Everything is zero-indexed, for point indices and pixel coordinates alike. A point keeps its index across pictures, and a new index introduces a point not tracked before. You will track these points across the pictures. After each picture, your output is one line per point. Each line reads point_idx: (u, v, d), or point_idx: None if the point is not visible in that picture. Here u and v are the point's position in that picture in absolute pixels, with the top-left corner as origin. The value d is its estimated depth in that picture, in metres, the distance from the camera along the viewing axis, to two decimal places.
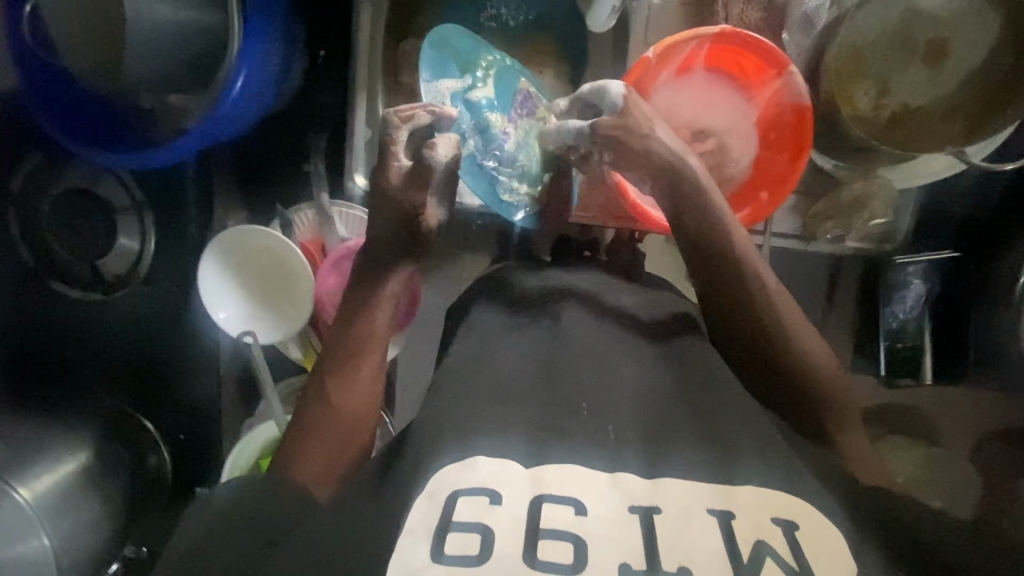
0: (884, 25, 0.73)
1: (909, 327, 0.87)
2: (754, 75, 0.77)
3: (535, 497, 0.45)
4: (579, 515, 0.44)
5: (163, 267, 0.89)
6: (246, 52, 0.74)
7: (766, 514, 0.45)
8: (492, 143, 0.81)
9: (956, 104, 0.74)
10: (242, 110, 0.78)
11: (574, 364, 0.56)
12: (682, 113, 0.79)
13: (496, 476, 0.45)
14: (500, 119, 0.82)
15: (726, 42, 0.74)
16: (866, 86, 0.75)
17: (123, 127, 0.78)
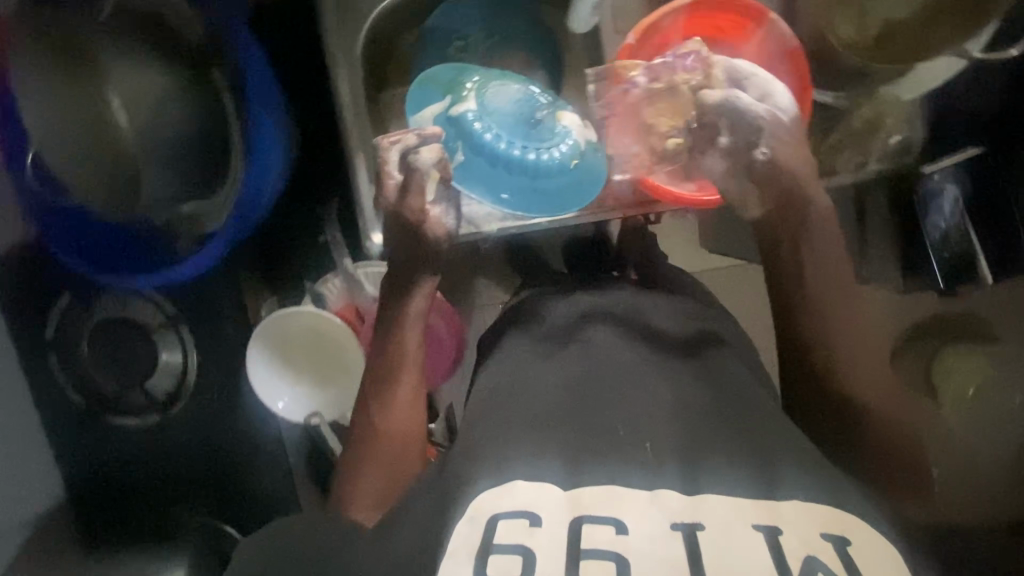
0: None
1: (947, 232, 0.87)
2: (735, 34, 0.78)
3: (574, 518, 0.45)
4: (620, 534, 0.44)
5: (206, 373, 0.89)
6: (259, 135, 0.76)
7: (815, 529, 0.46)
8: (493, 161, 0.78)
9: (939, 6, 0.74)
10: (253, 200, 0.79)
11: (604, 381, 0.58)
12: None
13: (534, 500, 0.47)
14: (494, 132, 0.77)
15: (703, 10, 0.77)
16: (844, 19, 0.76)
17: (142, 246, 0.80)
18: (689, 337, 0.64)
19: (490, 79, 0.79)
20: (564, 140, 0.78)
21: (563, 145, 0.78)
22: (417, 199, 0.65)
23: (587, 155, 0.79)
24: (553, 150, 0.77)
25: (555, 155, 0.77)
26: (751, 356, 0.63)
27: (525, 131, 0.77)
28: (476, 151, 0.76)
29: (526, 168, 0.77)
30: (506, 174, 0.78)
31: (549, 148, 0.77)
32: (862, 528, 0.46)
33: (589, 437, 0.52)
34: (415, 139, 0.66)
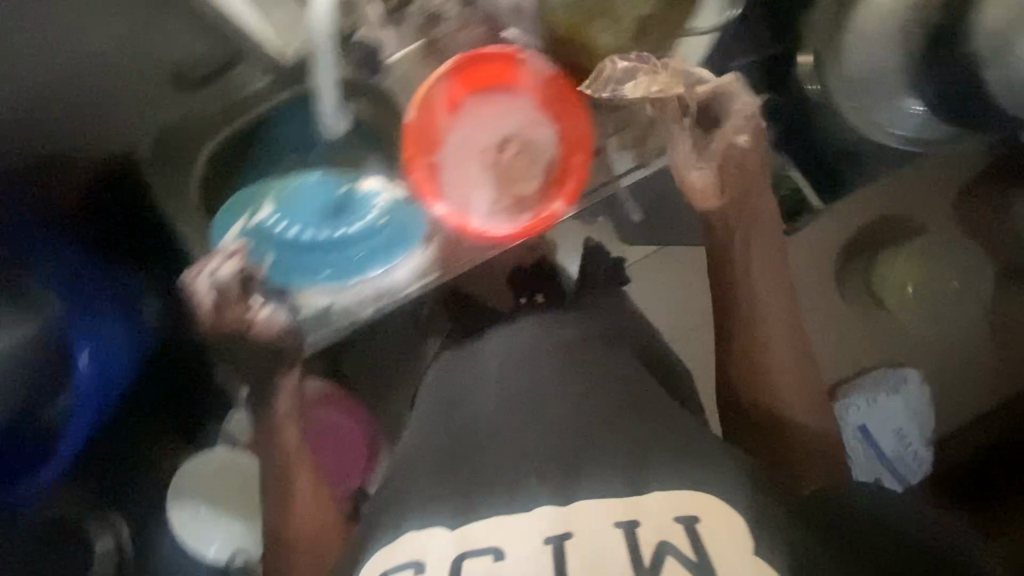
0: None
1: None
2: (498, 78, 0.84)
3: (458, 555, 0.56)
4: (496, 560, 0.55)
5: (153, 522, 0.99)
6: (94, 334, 0.87)
7: (671, 518, 0.55)
8: (310, 250, 0.88)
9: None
10: (115, 375, 0.89)
11: (536, 397, 0.70)
12: (470, 142, 0.87)
13: (419, 550, 0.59)
14: (298, 226, 0.87)
15: (464, 65, 0.83)
16: (605, 27, 0.81)
17: (22, 454, 0.85)
18: (582, 337, 0.78)
19: (287, 179, 0.89)
20: (369, 209, 0.89)
21: (368, 212, 0.89)
22: (237, 309, 0.79)
23: (393, 213, 0.89)
24: (363, 221, 0.89)
25: (364, 224, 0.89)
26: (614, 337, 0.82)
27: (331, 215, 0.88)
28: (290, 249, 0.87)
29: (342, 245, 0.88)
30: (322, 258, 0.88)
31: (356, 221, 0.89)
32: (727, 522, 0.54)
33: (496, 455, 0.65)
34: (206, 263, 0.77)
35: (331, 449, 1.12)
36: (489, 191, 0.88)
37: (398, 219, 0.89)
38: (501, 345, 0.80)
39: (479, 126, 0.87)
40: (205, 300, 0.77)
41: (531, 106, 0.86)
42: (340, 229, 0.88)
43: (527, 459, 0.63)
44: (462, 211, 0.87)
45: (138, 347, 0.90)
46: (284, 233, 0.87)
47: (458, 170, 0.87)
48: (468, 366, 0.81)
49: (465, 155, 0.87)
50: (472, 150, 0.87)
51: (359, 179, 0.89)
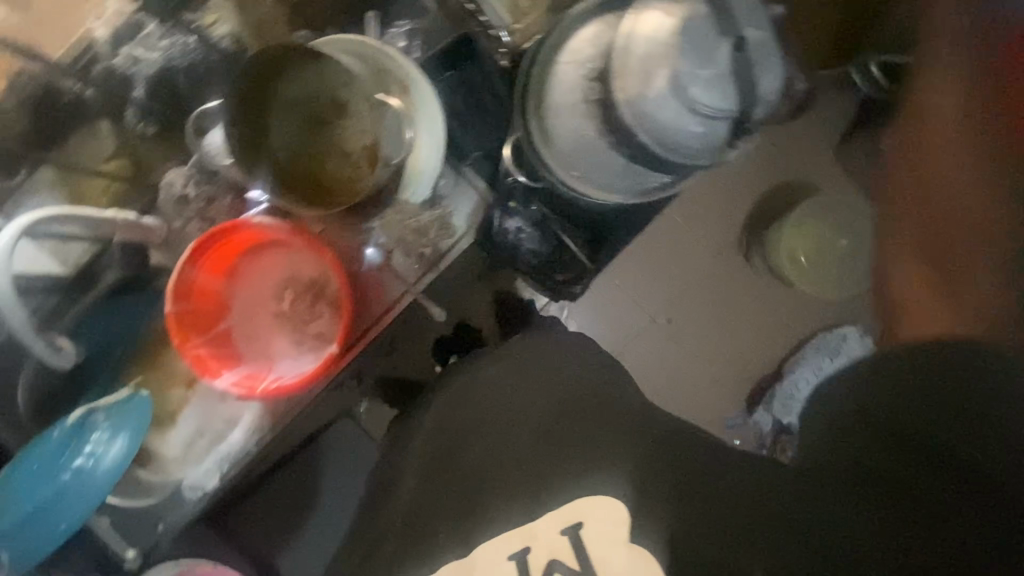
0: (285, 138, 0.84)
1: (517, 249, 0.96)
2: (249, 240, 0.87)
3: None
4: None
5: None
6: None
7: (559, 532, 0.62)
8: (50, 515, 0.83)
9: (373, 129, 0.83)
10: None
11: (471, 430, 0.73)
12: (250, 301, 0.90)
13: None
14: (21, 502, 0.83)
15: (215, 237, 0.82)
16: (338, 161, 0.83)
17: None
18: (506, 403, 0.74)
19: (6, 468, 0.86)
20: (85, 442, 0.85)
21: (84, 444, 0.85)
22: None
23: (112, 433, 0.86)
24: (78, 461, 0.84)
25: (85, 456, 0.84)
26: (526, 379, 0.76)
27: (45, 471, 0.84)
28: (30, 523, 0.83)
29: (72, 492, 0.83)
30: (60, 516, 0.83)
31: (76, 456, 0.84)
32: (610, 508, 0.61)
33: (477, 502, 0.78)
34: None
35: None
36: (283, 340, 0.90)
37: (124, 432, 0.86)
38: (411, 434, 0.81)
39: (257, 286, 0.90)
40: None
41: (277, 258, 0.90)
42: (68, 476, 0.83)
43: (436, 522, 0.66)
44: (263, 369, 0.87)
45: None
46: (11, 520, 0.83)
47: (247, 330, 0.89)
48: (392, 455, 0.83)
49: (253, 315, 0.90)
50: (255, 308, 0.90)
51: (69, 418, 0.87)
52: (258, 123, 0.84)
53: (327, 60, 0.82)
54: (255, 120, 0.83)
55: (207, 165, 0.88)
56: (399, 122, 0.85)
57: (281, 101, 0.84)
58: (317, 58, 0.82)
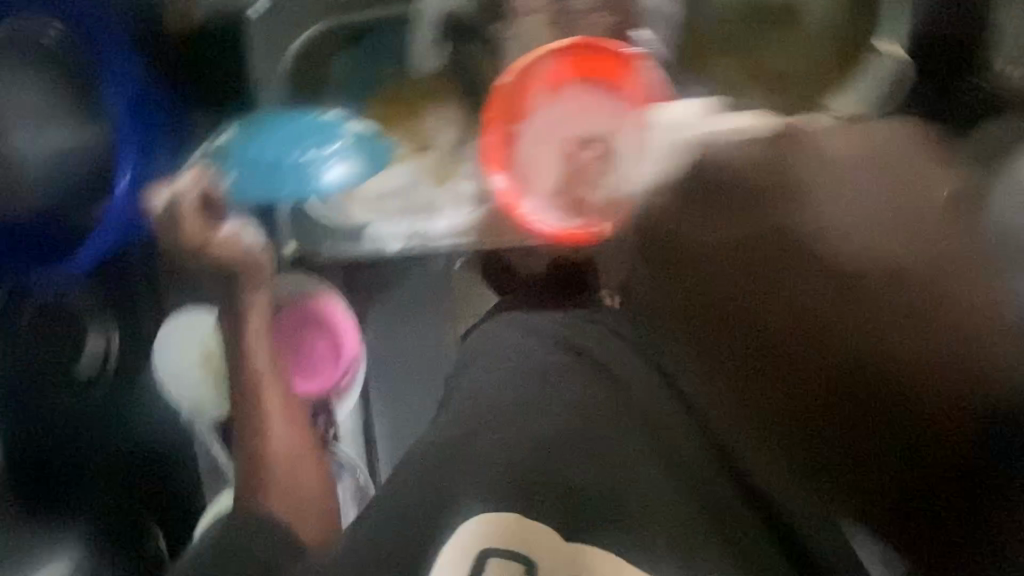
0: (733, 14, 0.90)
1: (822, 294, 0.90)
2: (607, 74, 0.90)
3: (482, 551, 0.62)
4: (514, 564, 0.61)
5: (129, 356, 0.98)
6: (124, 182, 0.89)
7: None
8: (270, 175, 0.91)
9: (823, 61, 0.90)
10: (133, 208, 0.91)
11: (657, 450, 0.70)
12: (561, 122, 0.92)
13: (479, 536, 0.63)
14: (258, 145, 0.91)
15: (578, 52, 0.89)
16: (720, 70, 0.90)
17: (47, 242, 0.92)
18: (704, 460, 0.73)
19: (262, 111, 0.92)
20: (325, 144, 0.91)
21: (335, 139, 0.91)
22: (195, 223, 0.92)
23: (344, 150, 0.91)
24: (324, 149, 0.91)
25: (328, 148, 0.91)
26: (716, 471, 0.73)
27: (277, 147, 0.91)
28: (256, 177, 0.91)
29: (302, 171, 0.91)
30: (279, 176, 0.91)
31: (318, 149, 0.91)
32: None
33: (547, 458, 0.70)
34: (170, 175, 0.92)
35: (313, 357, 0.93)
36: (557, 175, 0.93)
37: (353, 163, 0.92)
38: (589, 338, 0.83)
39: (566, 112, 0.92)
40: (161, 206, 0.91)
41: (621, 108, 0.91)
42: (305, 155, 0.91)
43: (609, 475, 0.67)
44: (523, 195, 0.92)
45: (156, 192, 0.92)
46: (240, 155, 0.91)
47: (540, 142, 0.92)
48: (558, 336, 0.84)
49: (546, 134, 0.92)
50: (560, 129, 0.93)
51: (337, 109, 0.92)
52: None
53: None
54: None
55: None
56: (831, 86, 0.90)
57: None
58: None
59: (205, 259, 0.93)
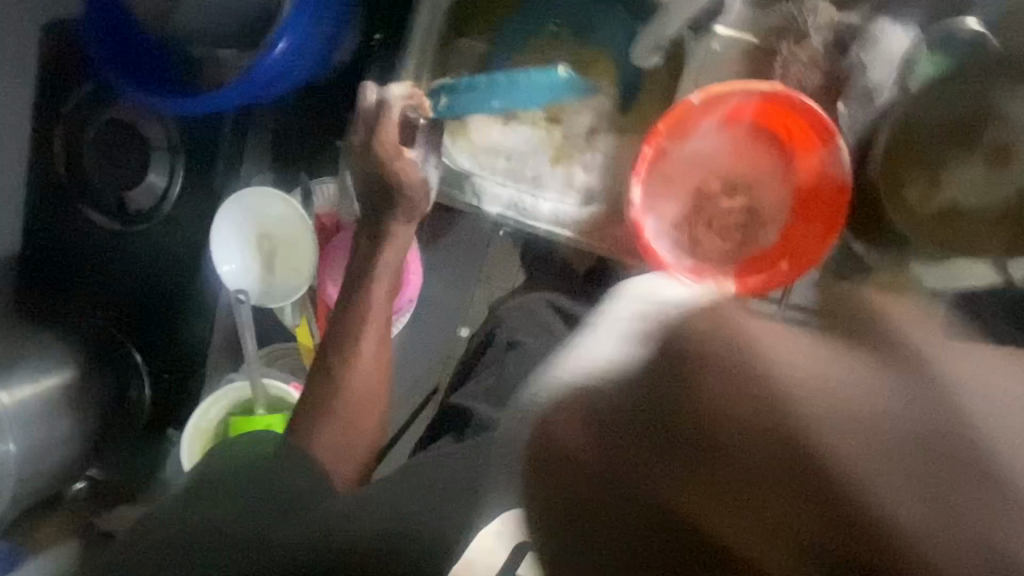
0: (950, 114, 0.70)
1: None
2: (811, 153, 0.72)
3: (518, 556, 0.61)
4: None
5: (183, 208, 0.92)
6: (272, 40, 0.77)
7: None
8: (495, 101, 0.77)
9: (1006, 212, 0.70)
10: (278, 77, 0.80)
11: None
12: (708, 164, 0.77)
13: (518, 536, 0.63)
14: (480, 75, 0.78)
15: (774, 103, 0.71)
16: (917, 178, 0.71)
17: (164, 72, 0.85)
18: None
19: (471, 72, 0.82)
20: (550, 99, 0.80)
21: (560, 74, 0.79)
22: (394, 138, 0.80)
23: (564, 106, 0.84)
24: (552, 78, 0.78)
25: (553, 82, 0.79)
26: None
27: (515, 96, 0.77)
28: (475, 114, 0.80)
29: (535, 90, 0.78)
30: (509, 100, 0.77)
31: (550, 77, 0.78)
32: None
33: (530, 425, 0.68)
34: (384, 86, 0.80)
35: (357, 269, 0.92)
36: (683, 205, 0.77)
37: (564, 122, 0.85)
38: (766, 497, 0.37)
39: (730, 154, 0.77)
40: (369, 104, 0.80)
41: (786, 178, 0.76)
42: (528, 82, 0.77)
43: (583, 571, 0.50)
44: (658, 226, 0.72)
45: (321, 69, 0.86)
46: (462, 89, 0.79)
47: (669, 177, 0.76)
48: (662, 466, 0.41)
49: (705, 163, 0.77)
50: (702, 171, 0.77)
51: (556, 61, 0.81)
52: (966, 82, 0.69)
53: None
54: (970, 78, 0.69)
55: (858, 60, 0.72)
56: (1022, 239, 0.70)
57: (1005, 88, 0.69)
58: None
59: (387, 170, 0.81)
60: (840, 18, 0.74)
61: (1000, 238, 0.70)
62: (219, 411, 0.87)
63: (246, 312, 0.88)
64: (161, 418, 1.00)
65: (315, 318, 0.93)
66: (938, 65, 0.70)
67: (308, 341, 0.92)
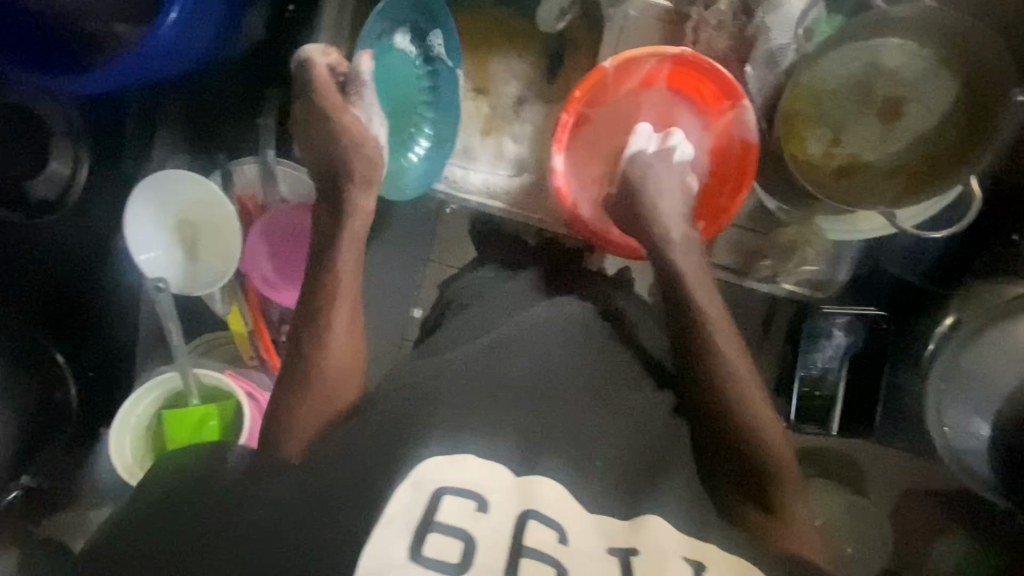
0: (845, 73, 0.74)
1: (825, 381, 0.86)
2: (718, 111, 0.75)
3: (475, 494, 0.52)
4: (478, 510, 0.51)
5: (96, 197, 0.88)
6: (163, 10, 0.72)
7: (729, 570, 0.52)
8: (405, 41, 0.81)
9: (897, 165, 0.76)
10: (179, 47, 0.75)
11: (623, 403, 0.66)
12: (628, 130, 0.78)
13: (477, 478, 0.53)
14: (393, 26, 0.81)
15: (688, 66, 0.73)
16: (819, 133, 0.77)
17: (57, 51, 0.78)
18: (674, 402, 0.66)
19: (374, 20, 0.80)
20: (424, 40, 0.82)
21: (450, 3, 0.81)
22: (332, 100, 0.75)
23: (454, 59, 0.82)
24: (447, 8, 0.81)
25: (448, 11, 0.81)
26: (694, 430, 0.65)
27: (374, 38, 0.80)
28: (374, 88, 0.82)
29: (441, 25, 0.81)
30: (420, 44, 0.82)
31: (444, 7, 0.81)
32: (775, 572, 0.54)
33: (465, 371, 0.64)
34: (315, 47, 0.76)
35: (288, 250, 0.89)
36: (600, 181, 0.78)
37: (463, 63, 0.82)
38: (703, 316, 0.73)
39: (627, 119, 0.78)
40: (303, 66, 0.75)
41: (703, 140, 0.77)
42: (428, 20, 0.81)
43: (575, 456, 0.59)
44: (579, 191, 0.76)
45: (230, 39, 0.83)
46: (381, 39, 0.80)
47: (591, 144, 0.78)
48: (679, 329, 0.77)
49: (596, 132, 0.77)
50: (622, 136, 0.78)
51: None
52: (861, 41, 0.73)
53: (938, 78, 0.74)
54: (864, 37, 0.73)
55: (761, 24, 0.74)
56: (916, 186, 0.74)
57: (894, 44, 0.73)
58: (973, 73, 0.73)
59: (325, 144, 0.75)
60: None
61: (894, 187, 0.75)
62: (153, 404, 0.84)
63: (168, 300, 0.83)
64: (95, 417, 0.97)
65: (247, 302, 0.90)
66: (834, 28, 0.74)
67: (240, 327, 0.90)
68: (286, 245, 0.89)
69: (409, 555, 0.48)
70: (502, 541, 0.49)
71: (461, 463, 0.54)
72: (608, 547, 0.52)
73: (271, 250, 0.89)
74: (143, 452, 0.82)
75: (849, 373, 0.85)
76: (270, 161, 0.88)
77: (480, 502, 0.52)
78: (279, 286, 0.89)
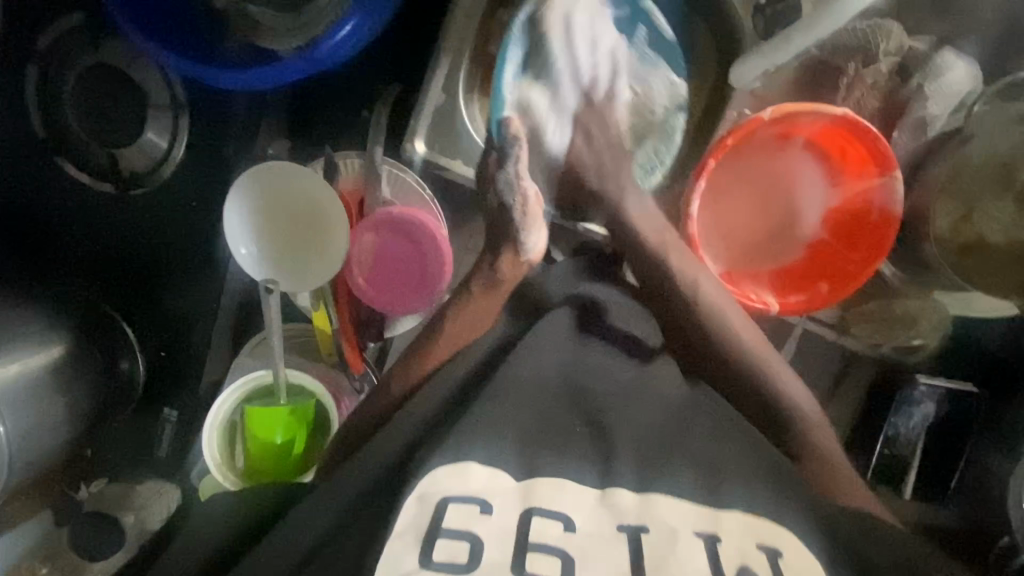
0: (991, 152, 0.72)
1: (903, 442, 0.85)
2: (859, 177, 0.74)
3: (525, 511, 0.47)
4: (568, 532, 0.46)
5: (186, 172, 0.83)
6: (340, 28, 0.72)
7: (753, 544, 0.47)
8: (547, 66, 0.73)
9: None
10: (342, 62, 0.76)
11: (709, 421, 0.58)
12: (763, 180, 0.78)
13: (486, 488, 0.48)
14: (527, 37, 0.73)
15: (840, 125, 0.71)
16: (949, 207, 0.74)
17: (190, 36, 0.78)
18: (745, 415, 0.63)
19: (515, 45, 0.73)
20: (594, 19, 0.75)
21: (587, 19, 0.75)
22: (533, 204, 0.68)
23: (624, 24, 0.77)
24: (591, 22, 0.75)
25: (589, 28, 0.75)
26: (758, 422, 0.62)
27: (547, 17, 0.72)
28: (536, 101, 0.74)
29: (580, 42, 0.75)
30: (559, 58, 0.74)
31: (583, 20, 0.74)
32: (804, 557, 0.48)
33: (552, 398, 0.57)
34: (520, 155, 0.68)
35: (386, 258, 0.84)
36: (752, 231, 0.79)
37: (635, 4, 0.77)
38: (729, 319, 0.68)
39: (771, 172, 0.78)
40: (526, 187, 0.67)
41: (836, 201, 0.77)
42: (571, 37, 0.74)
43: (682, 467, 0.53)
44: (706, 245, 0.77)
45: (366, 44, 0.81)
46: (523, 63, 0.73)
47: (724, 185, 0.77)
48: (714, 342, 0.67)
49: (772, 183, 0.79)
50: (755, 185, 0.78)
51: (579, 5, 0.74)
52: (1014, 125, 0.72)
53: None
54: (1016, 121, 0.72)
55: (919, 90, 0.73)
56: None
57: None
58: None
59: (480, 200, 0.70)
60: (910, 44, 0.74)
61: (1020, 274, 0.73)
62: (233, 398, 0.82)
63: (275, 309, 0.80)
64: (157, 398, 0.92)
65: (334, 302, 0.87)
66: (992, 107, 0.73)
67: (325, 326, 0.87)
68: (388, 253, 0.84)
69: (419, 564, 0.44)
70: (508, 536, 0.45)
71: (463, 472, 0.49)
72: (617, 526, 0.47)
73: (371, 258, 0.85)
74: (231, 445, 0.82)
75: (929, 441, 0.86)
76: (383, 159, 0.83)
77: (484, 505, 0.47)
78: (378, 297, 0.85)
